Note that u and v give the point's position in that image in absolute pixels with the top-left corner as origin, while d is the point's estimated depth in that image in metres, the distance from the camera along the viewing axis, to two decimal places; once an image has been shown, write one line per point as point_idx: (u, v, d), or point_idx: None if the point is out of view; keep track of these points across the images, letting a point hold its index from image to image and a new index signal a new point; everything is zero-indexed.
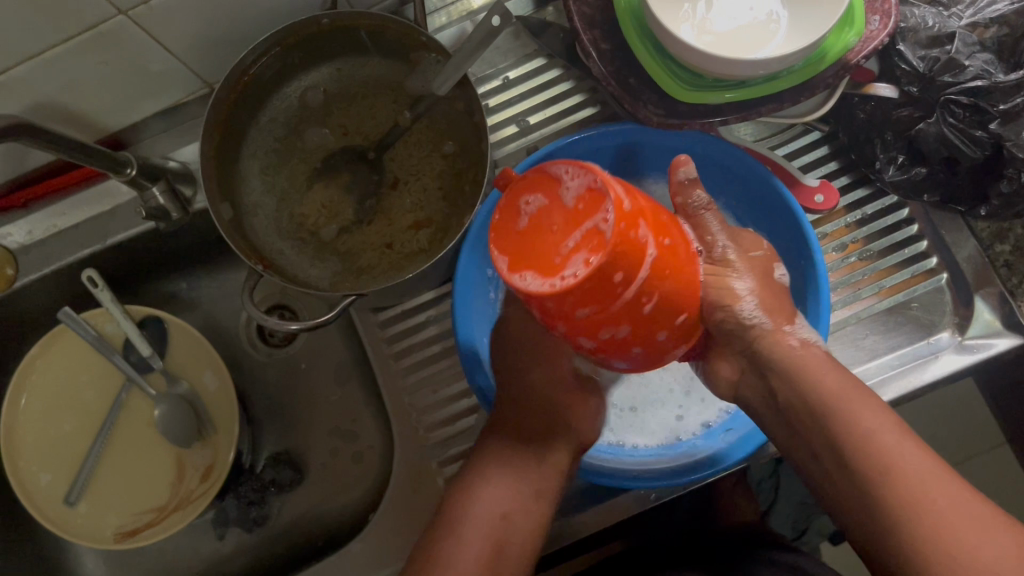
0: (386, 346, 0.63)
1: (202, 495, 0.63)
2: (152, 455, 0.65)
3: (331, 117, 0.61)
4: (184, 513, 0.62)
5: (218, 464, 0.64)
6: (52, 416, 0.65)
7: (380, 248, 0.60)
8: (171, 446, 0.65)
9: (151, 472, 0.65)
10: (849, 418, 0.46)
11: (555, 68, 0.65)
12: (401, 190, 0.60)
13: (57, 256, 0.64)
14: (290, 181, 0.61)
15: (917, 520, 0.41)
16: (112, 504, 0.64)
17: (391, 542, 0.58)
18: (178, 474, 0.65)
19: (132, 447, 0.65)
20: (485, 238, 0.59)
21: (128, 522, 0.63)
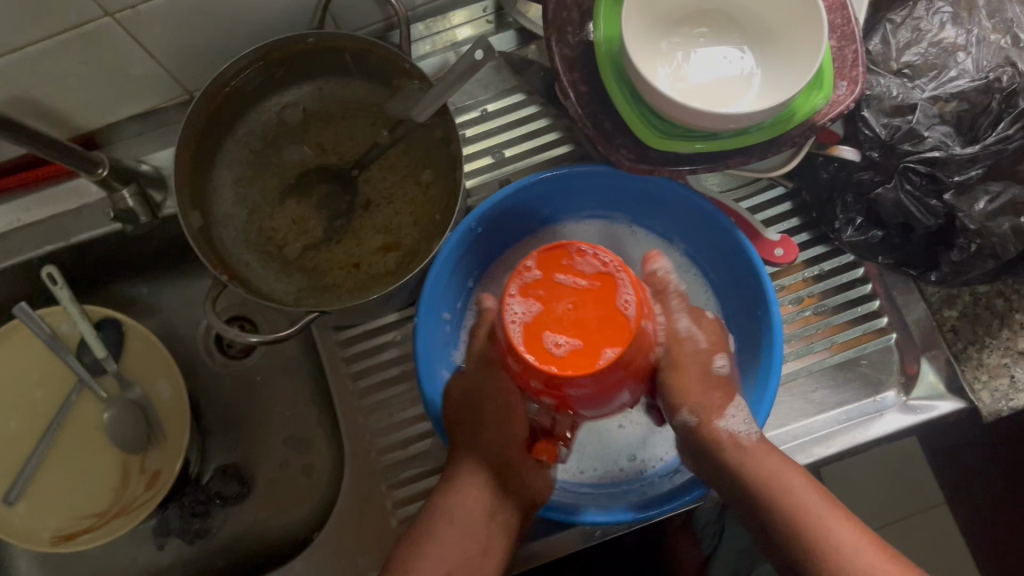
0: (345, 365, 0.63)
1: (149, 500, 0.62)
2: (99, 460, 0.64)
3: (309, 135, 0.61)
4: (129, 517, 0.61)
5: (167, 468, 0.63)
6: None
7: (346, 267, 0.60)
8: (118, 451, 0.64)
9: (96, 477, 0.64)
10: (765, 473, 0.51)
11: (532, 104, 0.66)
12: (373, 211, 0.61)
13: (18, 250, 0.63)
14: (263, 194, 0.61)
15: (823, 536, 0.48)
16: (50, 507, 0.62)
17: (332, 563, 0.59)
18: (122, 480, 0.64)
19: (79, 450, 0.64)
20: (453, 266, 0.59)
21: (67, 526, 0.62)
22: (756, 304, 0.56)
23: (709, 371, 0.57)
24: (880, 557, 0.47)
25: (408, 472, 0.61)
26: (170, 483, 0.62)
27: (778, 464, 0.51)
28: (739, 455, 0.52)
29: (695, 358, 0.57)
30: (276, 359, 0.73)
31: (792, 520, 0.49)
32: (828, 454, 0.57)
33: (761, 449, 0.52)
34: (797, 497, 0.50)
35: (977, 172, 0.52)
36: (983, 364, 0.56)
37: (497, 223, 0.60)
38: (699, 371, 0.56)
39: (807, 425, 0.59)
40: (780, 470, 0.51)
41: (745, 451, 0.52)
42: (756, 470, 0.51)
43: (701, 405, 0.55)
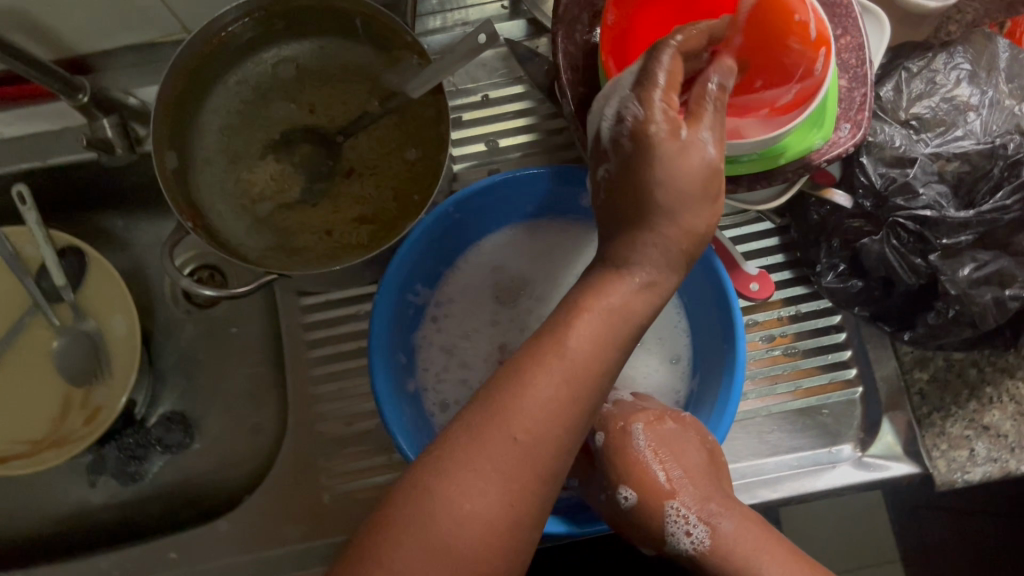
0: (302, 332, 0.62)
1: (84, 436, 0.61)
2: (41, 387, 0.63)
3: (301, 93, 0.60)
4: (61, 451, 0.60)
5: (107, 406, 0.62)
6: None
7: (319, 233, 0.59)
8: (62, 381, 0.63)
9: (36, 404, 0.63)
10: (742, 556, 0.47)
11: (534, 98, 0.65)
12: (355, 180, 0.59)
13: None
14: (246, 146, 0.60)
15: None
16: None
17: (256, 528, 0.58)
18: (61, 413, 0.62)
19: (24, 375, 0.63)
20: (422, 254, 0.56)
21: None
22: (721, 337, 0.54)
23: (645, 462, 0.50)
24: None
25: (349, 449, 0.59)
26: (108, 422, 0.60)
27: (761, 557, 0.46)
28: (716, 550, 0.47)
29: (619, 439, 0.51)
30: (240, 314, 0.71)
31: None
32: (773, 498, 0.56)
33: (739, 532, 0.47)
34: (757, 540, 0.47)
35: (967, 238, 0.50)
36: (945, 432, 0.55)
37: (476, 212, 0.58)
38: (632, 463, 0.50)
39: (757, 465, 0.58)
40: (753, 557, 0.46)
41: (725, 553, 0.47)
42: (728, 554, 0.47)
43: (634, 495, 0.49)
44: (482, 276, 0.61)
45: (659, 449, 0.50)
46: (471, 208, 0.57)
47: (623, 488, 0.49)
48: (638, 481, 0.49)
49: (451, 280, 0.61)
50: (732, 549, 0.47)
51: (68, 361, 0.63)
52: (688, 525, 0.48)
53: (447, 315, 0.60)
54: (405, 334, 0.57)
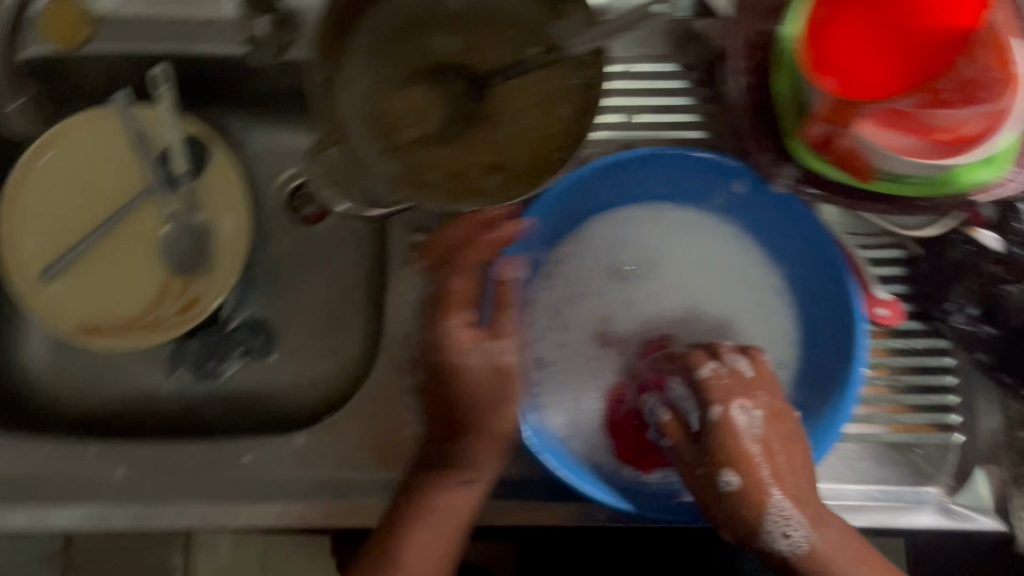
0: (410, 267, 0.61)
1: (177, 325, 0.61)
2: (142, 270, 0.63)
3: (454, 31, 0.60)
4: (152, 334, 0.61)
5: (205, 299, 0.62)
6: (65, 186, 0.63)
7: (448, 172, 0.58)
8: (164, 268, 0.63)
9: (135, 285, 0.63)
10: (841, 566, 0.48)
11: (683, 79, 0.63)
12: (493, 127, 0.58)
13: (137, 40, 0.61)
14: (390, 72, 0.59)
15: None
16: (82, 296, 0.62)
17: (332, 449, 0.58)
18: (157, 297, 0.62)
19: (127, 254, 0.63)
20: (553, 213, 0.55)
21: (90, 321, 0.61)
22: (840, 354, 0.53)
23: (754, 458, 0.50)
24: None
25: None
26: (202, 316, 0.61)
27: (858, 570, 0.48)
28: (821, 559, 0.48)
29: (730, 426, 0.51)
30: (340, 237, 0.71)
31: None
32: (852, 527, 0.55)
33: (839, 542, 0.49)
34: (851, 551, 0.49)
35: None
36: None
37: (615, 180, 0.56)
38: (738, 451, 0.50)
39: (839, 490, 0.56)
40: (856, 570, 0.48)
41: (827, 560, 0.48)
42: (821, 559, 0.48)
43: (736, 481, 0.49)
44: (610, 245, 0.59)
45: (774, 443, 0.50)
46: (612, 175, 0.55)
47: (728, 472, 0.49)
48: (747, 471, 0.50)
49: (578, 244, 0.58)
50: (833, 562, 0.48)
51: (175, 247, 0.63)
52: (787, 527, 0.49)
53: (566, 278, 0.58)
54: (521, 288, 0.56)
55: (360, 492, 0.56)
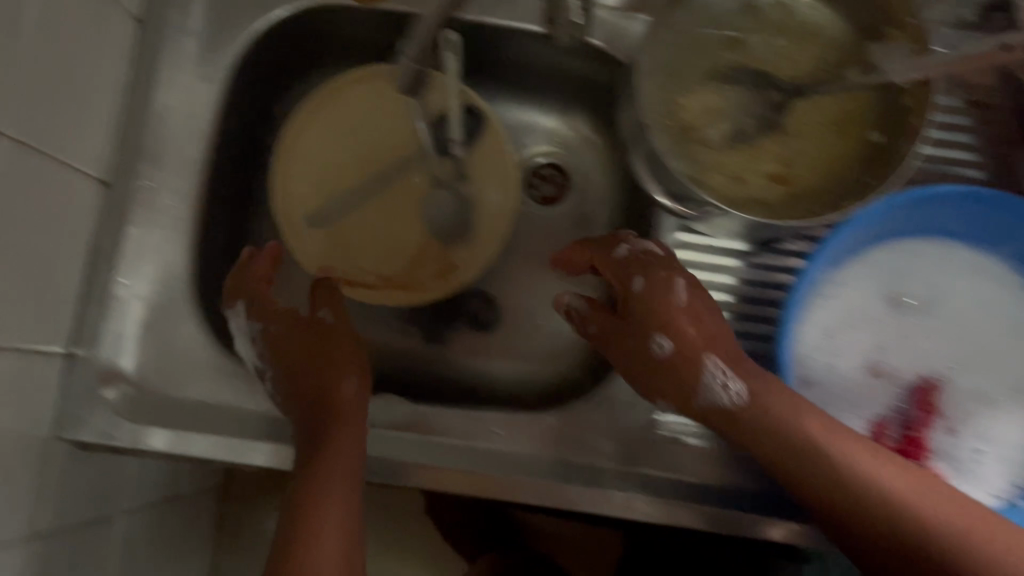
0: None
1: (433, 291, 0.64)
2: (403, 230, 0.64)
3: (756, 36, 0.59)
4: (410, 296, 0.63)
5: (463, 270, 0.64)
6: (339, 134, 0.64)
7: (731, 177, 0.59)
8: (425, 232, 0.64)
9: (394, 244, 0.64)
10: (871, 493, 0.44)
11: (978, 118, 0.61)
12: (781, 138, 0.59)
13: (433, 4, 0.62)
14: (687, 69, 0.59)
15: (941, 537, 0.43)
16: (344, 247, 0.64)
17: (572, 435, 0.59)
18: (414, 258, 0.64)
19: (390, 213, 0.64)
20: (853, 234, 0.54)
21: (348, 270, 0.64)
22: None
23: (674, 303, 0.53)
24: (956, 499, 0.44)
25: None
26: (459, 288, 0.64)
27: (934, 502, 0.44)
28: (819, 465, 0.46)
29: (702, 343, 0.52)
30: (577, 222, 0.71)
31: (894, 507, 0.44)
32: None
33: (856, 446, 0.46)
34: (853, 465, 0.45)
35: None
36: None
37: (916, 213, 0.55)
38: (685, 312, 0.52)
39: None
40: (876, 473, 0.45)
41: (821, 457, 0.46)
42: (777, 433, 0.48)
43: (740, 391, 0.50)
44: (894, 278, 0.58)
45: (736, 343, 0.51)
46: (918, 207, 0.54)
47: (730, 380, 0.50)
48: (720, 356, 0.51)
49: (864, 271, 0.57)
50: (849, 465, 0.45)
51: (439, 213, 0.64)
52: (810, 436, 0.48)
53: (848, 305, 0.57)
54: (806, 304, 0.55)
55: (599, 480, 0.57)
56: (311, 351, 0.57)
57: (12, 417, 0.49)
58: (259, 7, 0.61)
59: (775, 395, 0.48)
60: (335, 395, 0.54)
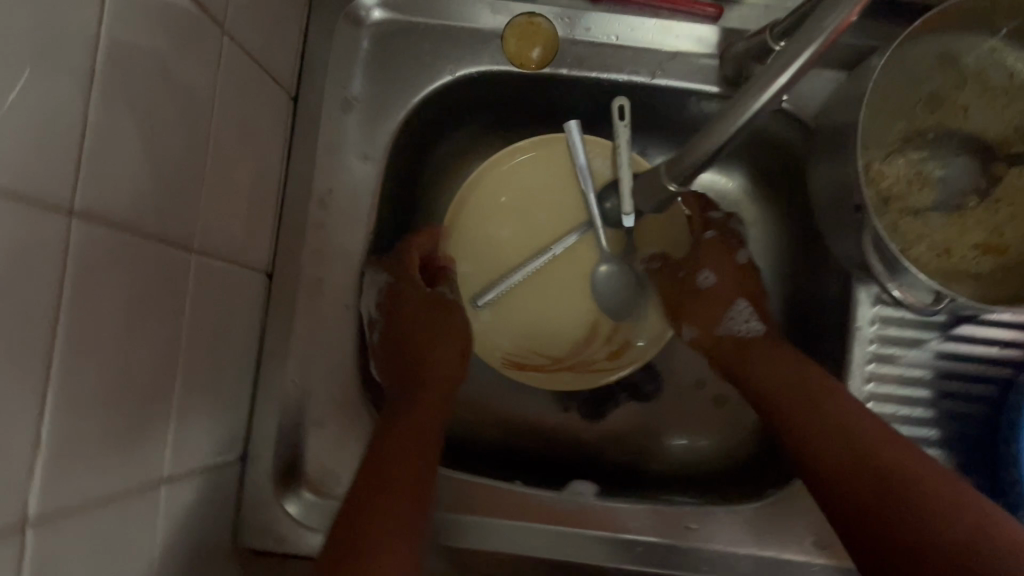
0: (871, 345, 0.57)
1: (603, 372, 0.64)
2: (570, 309, 0.65)
3: (959, 94, 0.55)
4: (582, 377, 0.64)
5: (633, 349, 0.65)
6: (506, 207, 0.64)
7: (937, 250, 0.55)
8: (591, 307, 0.65)
9: (561, 321, 0.65)
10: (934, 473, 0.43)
11: None
12: (991, 204, 0.54)
13: (592, 66, 0.59)
14: (884, 133, 0.55)
15: (947, 497, 0.42)
16: (514, 323, 0.64)
17: (767, 527, 0.56)
18: (584, 337, 0.65)
19: (559, 289, 0.65)
20: None
21: (517, 352, 0.64)
22: None
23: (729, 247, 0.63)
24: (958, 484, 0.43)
25: None
26: (632, 369, 0.64)
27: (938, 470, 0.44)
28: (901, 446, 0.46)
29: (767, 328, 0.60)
30: None
31: (941, 487, 0.42)
32: None
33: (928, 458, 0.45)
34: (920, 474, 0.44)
35: None
36: None
37: None
38: (735, 269, 0.63)
39: None
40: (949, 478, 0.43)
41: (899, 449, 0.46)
42: (800, 384, 0.52)
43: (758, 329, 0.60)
44: None
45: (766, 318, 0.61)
46: None
47: (753, 320, 0.60)
48: (750, 301, 0.61)
49: None
50: (925, 459, 0.45)
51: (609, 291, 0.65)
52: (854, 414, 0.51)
53: None
54: None
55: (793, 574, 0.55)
56: (427, 339, 0.59)
57: (188, 520, 0.49)
58: (414, 81, 0.59)
59: (859, 408, 0.49)
60: (432, 364, 0.58)
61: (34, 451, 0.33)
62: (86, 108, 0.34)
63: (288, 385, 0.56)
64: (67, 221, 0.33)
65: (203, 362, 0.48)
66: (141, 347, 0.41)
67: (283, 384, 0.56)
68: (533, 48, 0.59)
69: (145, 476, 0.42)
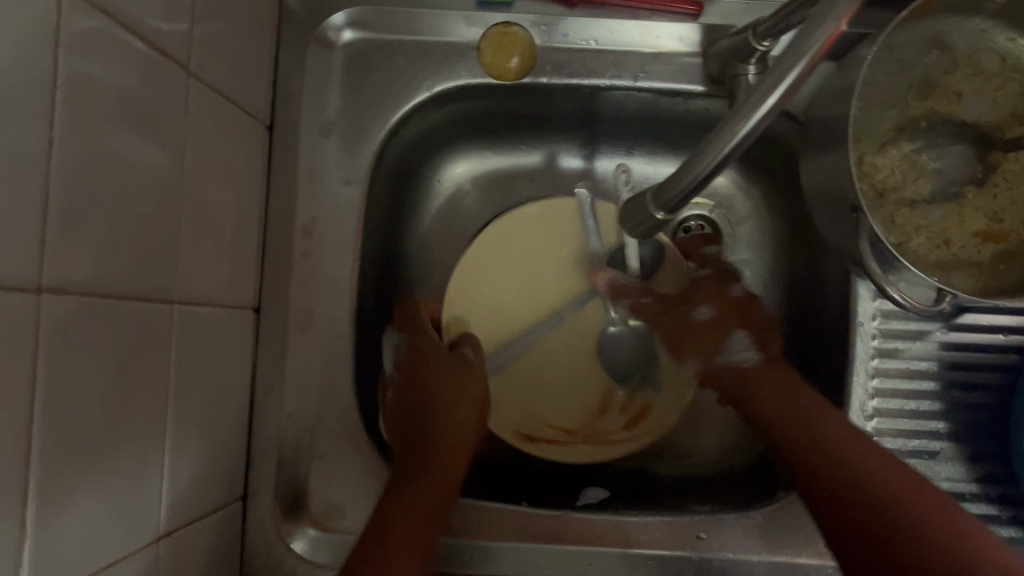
0: (874, 341, 0.56)
1: (624, 445, 0.62)
2: (581, 383, 0.65)
3: (950, 79, 0.53)
4: (599, 449, 0.62)
5: (654, 416, 0.63)
6: (512, 275, 0.65)
7: (936, 241, 0.53)
8: (602, 382, 0.65)
9: (571, 397, 0.64)
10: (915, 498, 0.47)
11: None
12: (987, 192, 0.53)
13: (573, 72, 0.58)
14: (874, 125, 0.54)
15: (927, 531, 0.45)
16: (523, 399, 0.64)
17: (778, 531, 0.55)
18: (600, 408, 0.64)
19: (569, 365, 0.65)
20: None
21: (528, 424, 0.63)
22: None
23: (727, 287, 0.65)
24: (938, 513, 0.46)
25: None
26: (654, 437, 0.62)
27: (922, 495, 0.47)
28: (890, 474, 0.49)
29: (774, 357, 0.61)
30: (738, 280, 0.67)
31: (925, 522, 0.45)
32: None
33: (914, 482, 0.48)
34: (958, 524, 0.45)
35: None
36: None
37: None
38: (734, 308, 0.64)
39: None
40: (933, 505, 0.46)
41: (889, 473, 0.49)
42: (802, 410, 0.54)
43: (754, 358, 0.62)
44: None
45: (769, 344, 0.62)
46: None
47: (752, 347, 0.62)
48: (748, 334, 0.63)
49: None
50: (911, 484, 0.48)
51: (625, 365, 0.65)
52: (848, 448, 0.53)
53: None
54: None
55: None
56: (445, 391, 0.61)
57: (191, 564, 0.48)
58: (391, 100, 0.57)
59: (857, 444, 0.51)
60: (448, 416, 0.60)
61: (19, 534, 0.32)
62: (48, 180, 0.33)
63: (283, 420, 0.55)
64: (37, 298, 0.32)
65: (194, 410, 0.47)
66: (127, 406, 0.40)
67: (278, 419, 0.55)
68: (510, 58, 0.57)
69: (144, 531, 0.42)
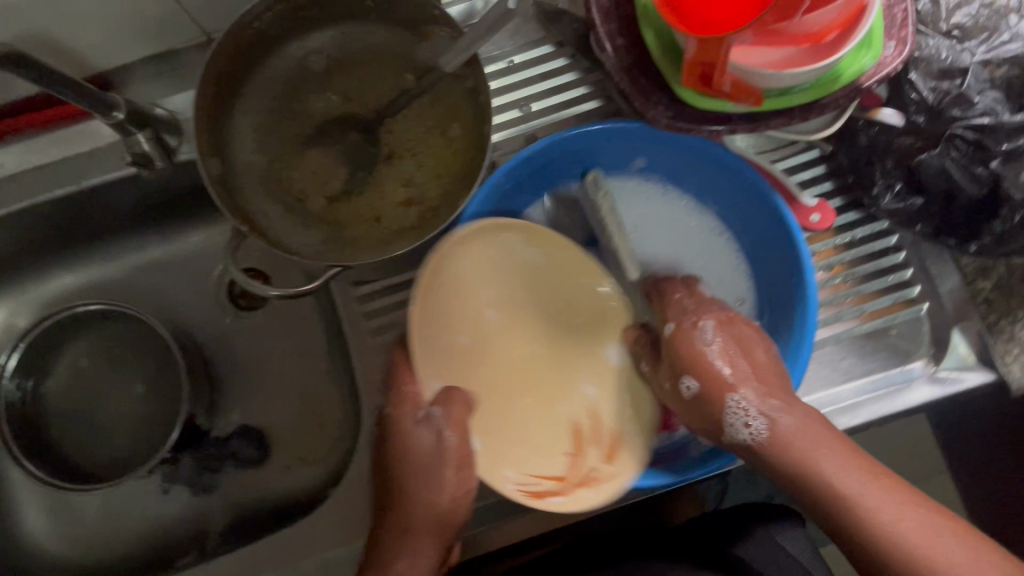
0: (363, 321, 0.60)
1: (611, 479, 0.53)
2: (549, 401, 0.55)
3: (335, 83, 0.59)
4: (604, 491, 0.52)
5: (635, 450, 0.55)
6: (487, 267, 0.54)
7: (369, 221, 0.58)
8: (572, 394, 0.56)
9: (550, 433, 0.54)
10: (867, 503, 0.44)
11: (560, 57, 0.62)
12: (397, 163, 0.58)
13: (26, 194, 0.59)
14: (281, 145, 0.59)
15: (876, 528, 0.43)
16: (496, 447, 0.52)
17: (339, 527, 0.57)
18: (575, 445, 0.54)
19: (485, 342, 0.55)
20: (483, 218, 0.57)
21: (525, 481, 0.51)
22: (789, 271, 0.54)
23: (707, 357, 0.53)
24: (926, 519, 0.43)
25: None
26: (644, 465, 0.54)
27: (841, 457, 0.46)
28: (840, 459, 0.46)
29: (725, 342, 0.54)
30: (286, 314, 0.70)
31: (828, 489, 0.45)
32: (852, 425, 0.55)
33: (831, 443, 0.47)
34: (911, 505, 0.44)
35: None
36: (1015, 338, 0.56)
37: (530, 176, 0.58)
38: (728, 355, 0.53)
39: (834, 394, 0.57)
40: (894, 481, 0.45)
41: (833, 456, 0.46)
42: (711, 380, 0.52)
43: (695, 385, 0.53)
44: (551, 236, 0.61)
45: (737, 345, 0.53)
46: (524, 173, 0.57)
47: (688, 379, 0.53)
48: (693, 372, 0.53)
49: None
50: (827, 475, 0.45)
51: (582, 403, 0.56)
52: (746, 418, 0.50)
53: None
54: None
55: None
56: (433, 463, 0.51)
57: None
58: None
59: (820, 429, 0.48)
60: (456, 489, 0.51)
61: None
62: None
63: None
64: None
65: None
66: None
67: None
68: None
69: None
